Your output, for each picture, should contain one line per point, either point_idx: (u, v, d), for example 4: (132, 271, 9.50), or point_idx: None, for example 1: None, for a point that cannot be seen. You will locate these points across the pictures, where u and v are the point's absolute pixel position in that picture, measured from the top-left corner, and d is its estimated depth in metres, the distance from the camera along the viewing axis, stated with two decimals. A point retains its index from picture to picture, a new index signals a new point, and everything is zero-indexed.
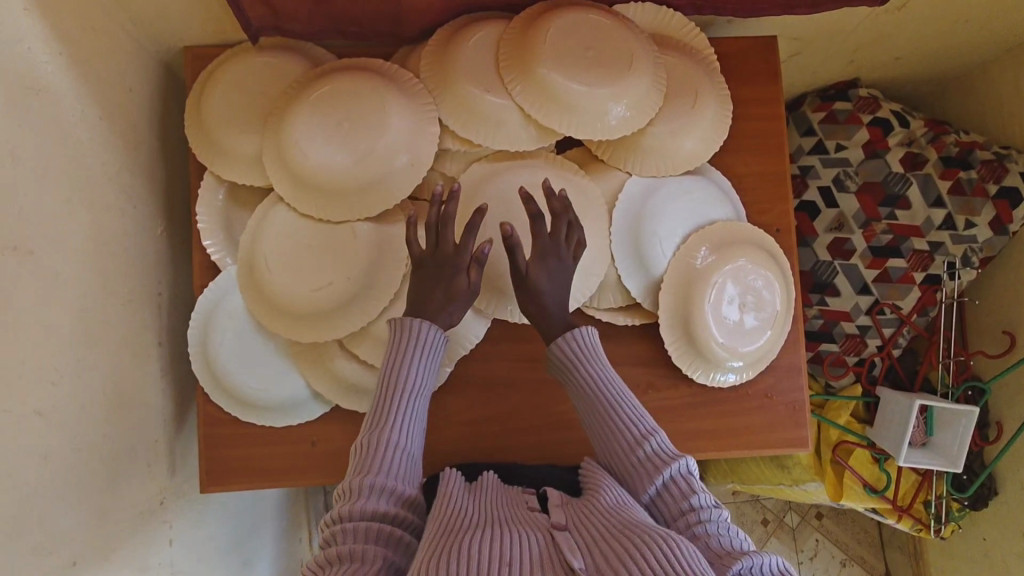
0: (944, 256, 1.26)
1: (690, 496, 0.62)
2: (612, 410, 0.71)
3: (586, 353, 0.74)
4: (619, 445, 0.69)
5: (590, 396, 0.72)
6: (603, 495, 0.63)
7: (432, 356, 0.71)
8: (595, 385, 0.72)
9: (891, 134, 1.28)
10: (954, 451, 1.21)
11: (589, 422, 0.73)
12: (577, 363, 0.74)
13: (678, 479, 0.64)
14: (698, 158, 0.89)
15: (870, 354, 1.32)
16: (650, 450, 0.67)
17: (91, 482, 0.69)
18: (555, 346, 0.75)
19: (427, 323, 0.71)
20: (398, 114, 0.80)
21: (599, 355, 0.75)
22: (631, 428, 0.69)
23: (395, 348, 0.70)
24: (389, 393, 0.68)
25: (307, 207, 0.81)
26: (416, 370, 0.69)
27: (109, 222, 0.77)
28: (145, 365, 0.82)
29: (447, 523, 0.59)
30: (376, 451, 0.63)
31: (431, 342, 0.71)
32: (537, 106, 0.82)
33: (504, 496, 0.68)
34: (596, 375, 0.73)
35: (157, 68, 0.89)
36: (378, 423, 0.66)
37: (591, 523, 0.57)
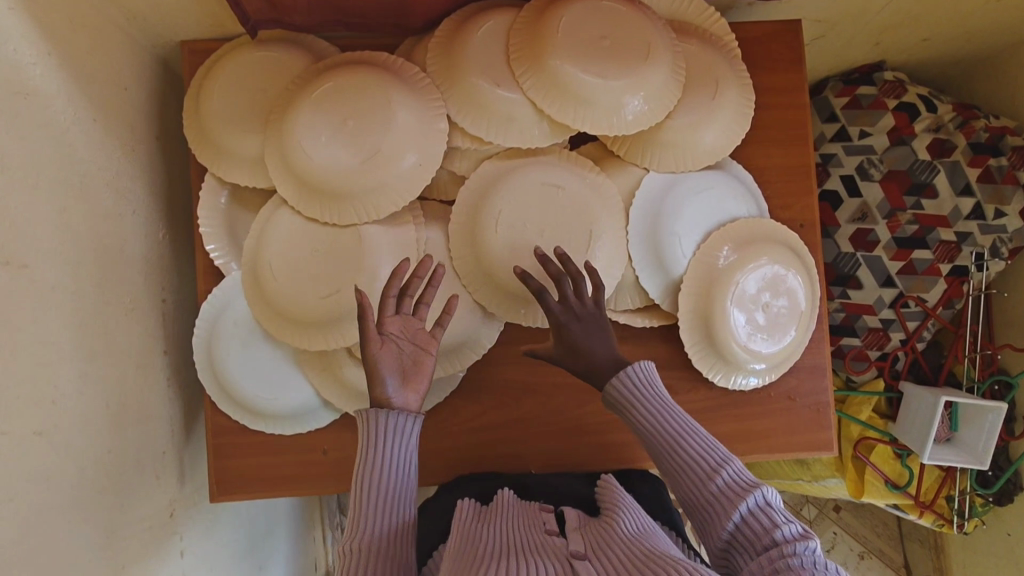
0: (972, 247, 1.21)
1: (775, 529, 0.58)
2: (681, 445, 0.67)
3: (644, 388, 0.71)
4: (692, 481, 0.65)
5: (656, 432, 0.69)
6: (622, 522, 0.61)
7: (404, 443, 0.65)
8: (658, 421, 0.69)
9: (917, 120, 1.23)
10: (979, 448, 1.18)
11: (659, 462, 0.69)
12: (636, 400, 0.71)
13: (759, 511, 0.59)
14: (719, 153, 0.85)
15: (894, 348, 1.28)
16: (726, 483, 0.63)
17: (98, 499, 0.67)
18: (609, 386, 0.73)
19: (387, 410, 0.65)
20: (404, 110, 0.77)
21: (661, 391, 0.72)
22: (703, 461, 0.65)
23: (364, 444, 0.65)
24: (367, 483, 0.63)
25: (312, 209, 0.78)
26: (387, 458, 0.64)
27: (108, 230, 0.74)
28: (150, 375, 0.80)
29: (461, 558, 0.56)
30: (353, 561, 0.59)
31: (398, 427, 0.65)
32: (550, 100, 0.78)
33: (520, 518, 0.66)
34: (659, 411, 0.70)
35: (153, 64, 0.85)
36: (356, 525, 0.62)
37: (611, 553, 0.55)
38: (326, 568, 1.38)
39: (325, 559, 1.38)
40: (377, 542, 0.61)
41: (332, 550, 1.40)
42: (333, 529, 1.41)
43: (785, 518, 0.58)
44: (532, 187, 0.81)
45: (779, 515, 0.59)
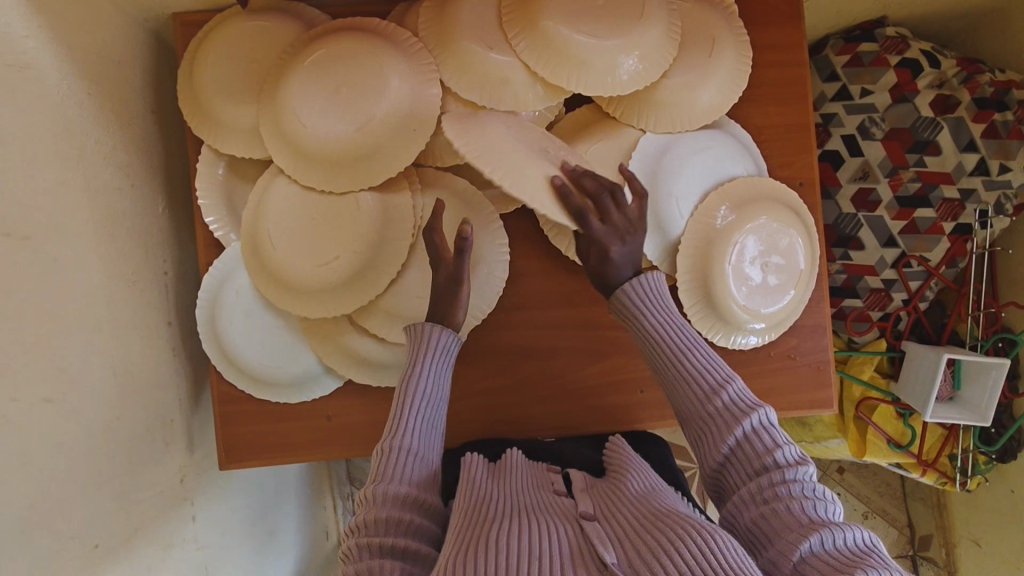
0: (975, 204, 1.20)
1: (771, 453, 0.59)
2: (684, 358, 0.67)
3: (653, 297, 0.71)
4: (691, 395, 0.65)
5: (660, 342, 0.69)
6: (629, 482, 0.63)
7: (449, 362, 0.71)
8: (663, 332, 0.69)
9: (920, 76, 1.21)
10: (982, 406, 1.18)
11: (659, 372, 0.70)
12: (643, 309, 0.71)
13: (757, 432, 0.60)
14: (716, 112, 0.84)
15: (896, 308, 1.28)
16: (728, 401, 0.63)
17: (110, 465, 0.69)
18: (619, 293, 0.72)
19: (441, 329, 0.70)
20: (397, 76, 0.77)
21: (664, 300, 0.72)
22: (707, 376, 0.66)
23: (413, 360, 0.69)
24: (410, 398, 0.67)
25: (308, 178, 0.78)
26: (430, 374, 0.69)
27: (107, 202, 0.75)
28: (156, 345, 0.81)
29: (472, 513, 0.59)
30: (394, 456, 0.62)
31: (444, 347, 0.70)
32: (544, 62, 0.77)
33: (529, 480, 0.68)
34: (663, 322, 0.70)
35: (146, 37, 0.85)
36: (395, 428, 0.65)
37: (620, 513, 0.56)
38: (338, 536, 1.42)
39: (337, 527, 1.42)
40: (418, 448, 0.64)
41: (343, 518, 1.43)
42: (343, 499, 1.44)
43: (782, 440, 0.60)
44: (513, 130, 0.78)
45: (777, 436, 0.61)
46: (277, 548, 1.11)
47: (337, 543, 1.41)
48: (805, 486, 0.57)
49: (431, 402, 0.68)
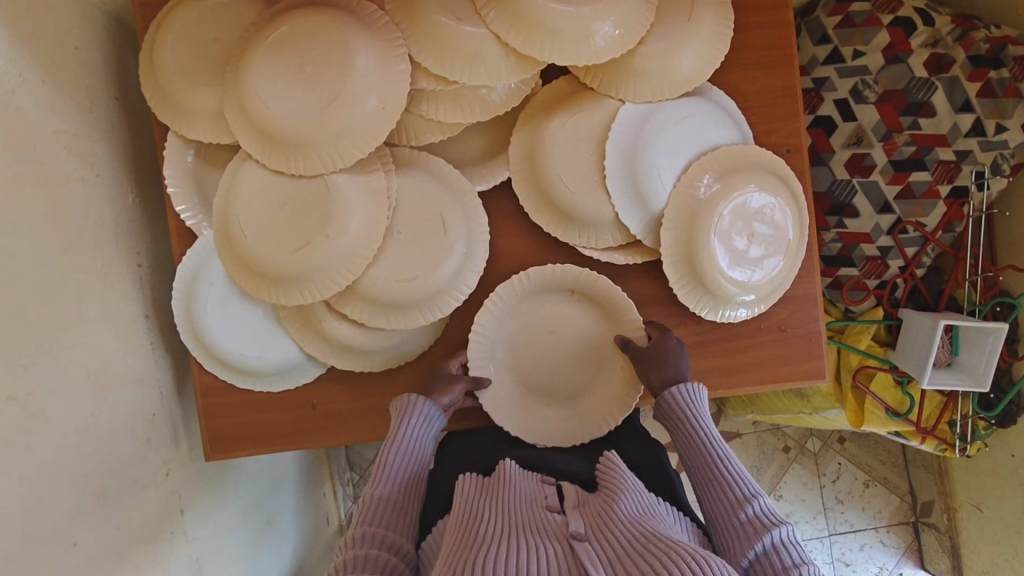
0: (971, 166, 1.17)
1: (794, 569, 0.60)
2: (716, 469, 0.70)
3: (696, 409, 0.74)
4: (723, 503, 0.68)
5: (697, 450, 0.72)
6: (622, 504, 0.64)
7: (429, 429, 0.77)
8: (702, 437, 0.72)
9: (914, 35, 1.17)
10: (980, 371, 1.17)
11: (692, 482, 0.72)
12: (685, 419, 0.74)
13: (778, 548, 0.62)
14: (699, 78, 0.81)
15: (892, 276, 1.26)
16: (753, 517, 0.65)
17: (86, 462, 0.68)
18: (664, 396, 0.76)
19: (424, 398, 0.78)
20: (363, 51, 0.74)
21: (705, 412, 0.75)
22: (736, 488, 0.68)
23: (396, 424, 0.76)
24: (392, 454, 0.73)
25: (276, 160, 0.76)
26: (410, 436, 0.75)
27: (71, 194, 0.73)
28: (132, 339, 0.80)
29: (465, 538, 0.60)
30: (372, 503, 0.68)
31: (426, 416, 0.77)
32: (515, 33, 0.75)
33: (520, 489, 0.70)
34: (704, 432, 0.73)
35: (105, 22, 0.82)
36: (374, 480, 0.71)
37: (611, 536, 0.58)
38: (339, 521, 1.42)
39: (338, 513, 1.43)
40: (394, 495, 0.70)
41: (343, 503, 1.44)
42: (343, 484, 1.45)
43: (805, 559, 0.60)
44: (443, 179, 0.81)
45: (798, 553, 0.61)
46: (275, 536, 1.11)
47: (339, 528, 1.41)
48: None
49: (409, 459, 0.74)
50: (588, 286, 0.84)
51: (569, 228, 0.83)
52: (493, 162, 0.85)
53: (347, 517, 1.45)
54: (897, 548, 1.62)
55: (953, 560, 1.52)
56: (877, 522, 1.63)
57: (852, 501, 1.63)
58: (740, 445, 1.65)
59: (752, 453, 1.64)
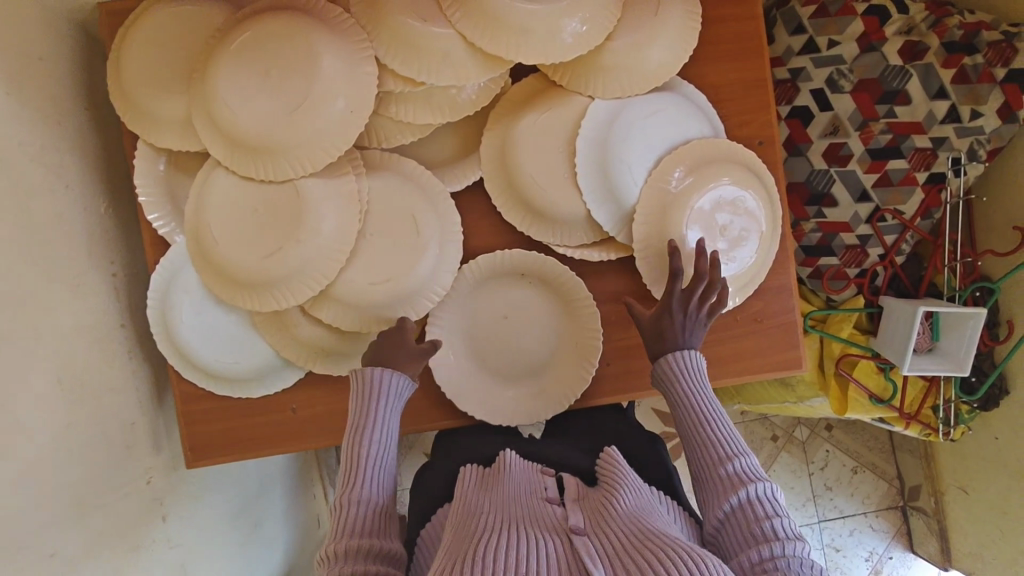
0: (948, 152, 1.18)
1: (766, 521, 0.62)
2: (704, 426, 0.71)
3: (691, 373, 0.74)
4: (708, 459, 0.69)
5: (687, 410, 0.72)
6: (622, 497, 0.66)
7: (399, 405, 0.73)
8: (692, 397, 0.73)
9: (888, 24, 1.18)
10: (961, 356, 1.18)
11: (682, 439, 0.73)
12: (680, 382, 0.73)
13: (756, 502, 0.64)
14: (668, 72, 0.81)
15: (872, 264, 1.26)
16: (734, 473, 0.67)
17: (63, 473, 0.68)
18: (660, 360, 0.75)
19: (391, 372, 0.72)
20: (329, 54, 0.73)
21: (702, 374, 0.74)
22: (722, 445, 0.69)
23: (362, 401, 0.71)
24: (364, 443, 0.69)
25: (245, 165, 0.76)
26: (379, 417, 0.71)
27: (41, 206, 0.72)
28: (108, 349, 0.80)
29: (464, 530, 0.62)
30: (353, 509, 0.65)
31: (394, 391, 0.72)
32: (482, 33, 0.75)
33: (520, 483, 0.72)
34: (694, 391, 0.73)
35: (72, 31, 0.82)
36: (350, 482, 0.67)
37: (610, 529, 0.60)
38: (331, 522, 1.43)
39: (329, 514, 1.43)
40: (374, 495, 0.67)
41: (334, 504, 1.44)
42: (334, 486, 1.45)
43: (779, 513, 0.63)
44: (415, 182, 0.81)
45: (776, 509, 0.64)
46: (264, 538, 1.12)
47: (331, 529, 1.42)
48: (790, 558, 0.59)
49: (383, 445, 0.70)
50: (539, 269, 0.84)
51: (542, 226, 0.83)
52: (465, 161, 0.85)
53: None
54: (887, 533, 1.64)
55: (941, 543, 1.54)
56: (866, 508, 1.64)
57: (841, 487, 1.64)
58: None
59: None
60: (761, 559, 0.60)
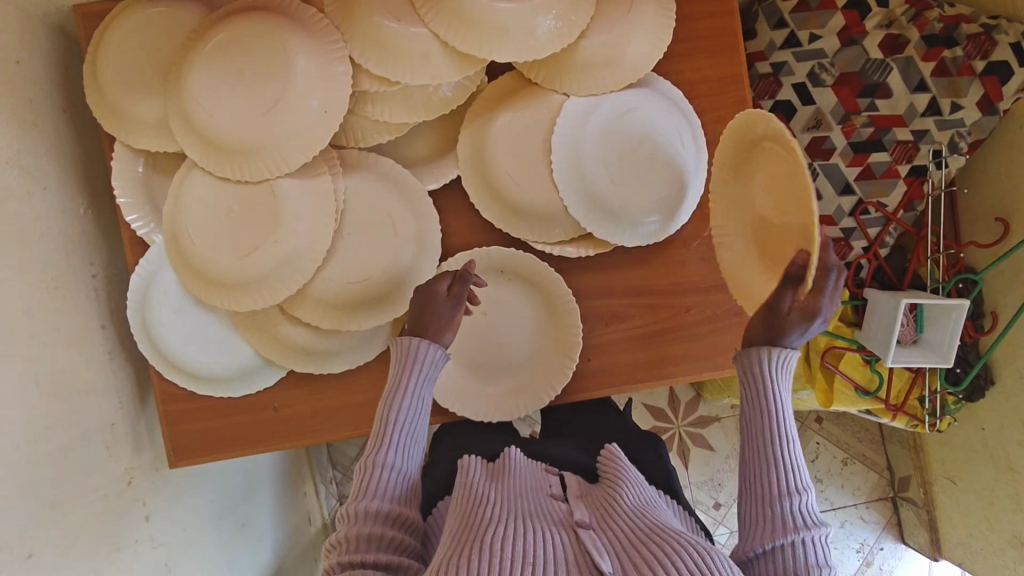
0: (930, 145, 1.18)
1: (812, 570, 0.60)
2: (773, 449, 0.65)
3: (779, 378, 0.67)
4: (769, 482, 0.64)
5: (761, 423, 0.66)
6: (625, 494, 0.67)
7: (433, 377, 0.73)
8: (774, 412, 0.66)
9: (868, 18, 1.19)
10: (945, 346, 1.19)
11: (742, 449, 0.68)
12: (763, 389, 0.67)
13: (806, 547, 0.61)
14: (643, 69, 0.81)
15: (856, 256, 1.26)
16: (788, 512, 0.62)
17: (41, 474, 0.69)
18: (750, 355, 0.68)
19: (430, 344, 0.72)
20: (303, 55, 0.74)
21: (783, 382, 0.67)
22: (787, 476, 0.64)
23: (400, 372, 0.72)
24: (399, 409, 0.70)
25: (221, 167, 0.76)
26: (414, 386, 0.71)
27: (17, 209, 0.73)
28: (88, 350, 0.80)
29: (469, 519, 0.62)
30: (376, 473, 0.67)
31: (432, 361, 0.72)
32: (456, 33, 0.75)
33: (527, 479, 0.73)
34: (776, 404, 0.67)
35: (49, 34, 0.82)
36: (377, 445, 0.69)
37: (616, 524, 0.61)
38: (323, 519, 1.44)
39: (322, 512, 1.44)
40: (400, 461, 0.69)
41: (326, 502, 1.45)
42: (326, 483, 1.46)
43: (826, 563, 0.60)
44: (391, 179, 0.81)
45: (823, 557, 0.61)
46: (252, 537, 1.12)
47: (323, 527, 1.43)
48: None
49: (415, 411, 0.71)
50: (517, 265, 0.85)
51: (520, 224, 0.83)
52: (443, 161, 0.85)
53: (331, 515, 1.46)
54: (877, 524, 1.65)
55: (930, 533, 1.54)
56: (856, 499, 1.65)
57: (831, 479, 1.65)
58: None
59: None
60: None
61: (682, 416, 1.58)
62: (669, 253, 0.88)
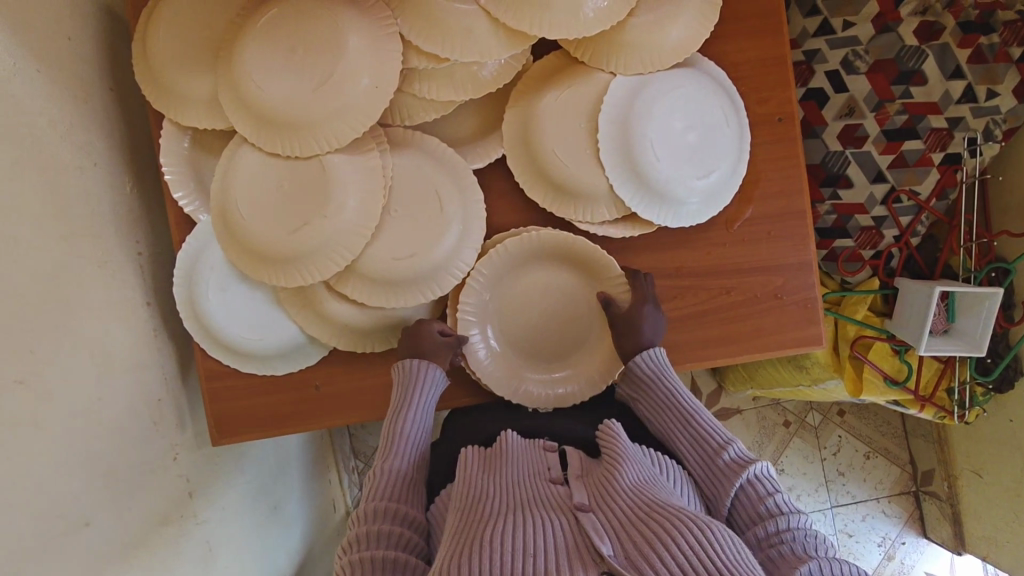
0: (964, 132, 1.18)
1: (768, 498, 0.67)
2: (690, 424, 0.75)
3: (662, 374, 0.78)
4: (702, 451, 0.72)
5: (662, 410, 0.77)
6: (624, 472, 0.66)
7: (434, 396, 0.79)
8: (675, 398, 0.77)
9: (903, 5, 1.17)
10: (977, 336, 1.18)
11: (667, 441, 0.77)
12: (653, 385, 0.78)
13: (756, 481, 0.68)
14: (689, 49, 0.81)
15: (888, 245, 1.26)
16: (729, 463, 0.70)
17: (94, 445, 0.69)
18: (630, 366, 0.80)
19: (430, 364, 0.78)
20: (354, 31, 0.74)
21: (670, 372, 0.79)
22: (711, 438, 0.73)
23: (403, 391, 0.78)
24: (402, 423, 0.76)
25: (272, 143, 0.76)
26: (417, 402, 0.77)
27: (69, 182, 0.73)
28: (134, 326, 0.81)
29: (471, 515, 0.62)
30: (383, 478, 0.71)
31: (432, 380, 0.78)
32: (506, 10, 0.75)
33: (523, 465, 0.72)
34: (674, 392, 0.77)
35: (98, 10, 0.83)
36: (385, 455, 0.74)
37: (615, 504, 0.61)
38: (346, 508, 1.44)
39: (344, 500, 1.44)
40: (406, 468, 0.73)
41: (350, 491, 1.45)
42: (349, 472, 1.46)
43: (778, 488, 0.67)
44: (436, 156, 0.81)
45: (773, 485, 0.68)
46: (283, 520, 1.12)
47: (346, 515, 1.43)
48: (795, 531, 0.64)
49: (419, 426, 0.76)
50: (558, 246, 0.84)
51: (564, 203, 0.83)
52: (487, 140, 0.85)
53: (354, 503, 1.46)
54: (899, 518, 1.64)
55: (954, 527, 1.54)
56: (878, 493, 1.64)
57: (853, 472, 1.64)
58: (741, 421, 1.66)
59: (753, 428, 1.65)
60: (769, 534, 0.65)
61: None
62: (709, 235, 0.88)
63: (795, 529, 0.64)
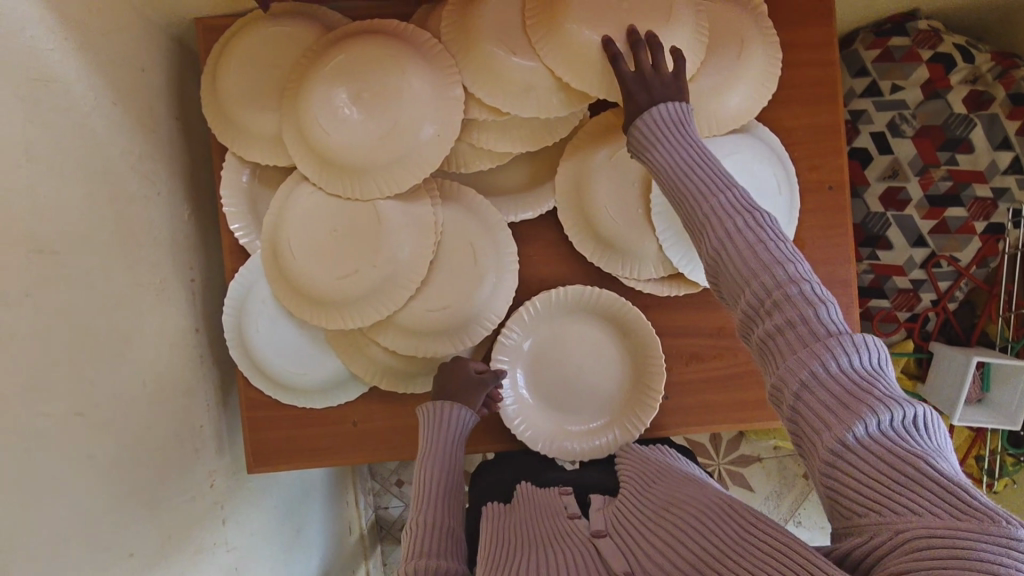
0: (1009, 204, 1.17)
1: (768, 249, 0.50)
2: (690, 174, 0.58)
3: (667, 125, 0.64)
4: (696, 196, 0.56)
5: (664, 168, 0.61)
6: (638, 494, 0.64)
7: (463, 439, 0.75)
8: (671, 164, 0.60)
9: (954, 71, 1.16)
10: (1012, 409, 1.16)
11: (669, 195, 0.60)
12: (658, 137, 0.63)
13: (755, 227, 0.52)
14: (745, 117, 0.82)
15: (924, 309, 1.25)
16: (724, 208, 0.54)
17: (141, 475, 0.70)
18: (636, 124, 0.66)
19: (457, 405, 0.76)
20: (419, 80, 0.76)
21: (684, 123, 0.64)
22: (710, 184, 0.56)
23: (428, 434, 0.74)
24: (432, 465, 0.70)
25: (333, 185, 0.78)
26: (445, 444, 0.73)
27: (134, 213, 0.75)
28: (184, 352, 0.82)
29: (491, 555, 0.60)
30: (422, 532, 0.63)
31: (460, 420, 0.76)
32: (569, 70, 0.75)
33: (542, 506, 0.70)
34: (673, 150, 0.61)
35: (170, 42, 0.85)
36: (418, 505, 0.67)
37: (631, 524, 0.58)
38: (361, 530, 1.42)
39: (360, 521, 1.42)
40: (444, 520, 0.65)
41: (365, 512, 1.43)
42: (365, 493, 1.44)
43: (781, 236, 0.51)
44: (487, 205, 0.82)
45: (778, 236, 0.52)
46: (303, 544, 1.12)
47: (360, 537, 1.41)
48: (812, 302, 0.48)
49: (450, 471, 0.71)
50: (589, 301, 0.85)
51: (613, 259, 0.84)
52: (539, 190, 0.87)
53: (368, 525, 1.44)
54: None
55: None
56: None
57: None
58: None
59: None
60: (768, 298, 0.49)
61: (722, 453, 1.51)
62: None
63: (803, 286, 0.48)
